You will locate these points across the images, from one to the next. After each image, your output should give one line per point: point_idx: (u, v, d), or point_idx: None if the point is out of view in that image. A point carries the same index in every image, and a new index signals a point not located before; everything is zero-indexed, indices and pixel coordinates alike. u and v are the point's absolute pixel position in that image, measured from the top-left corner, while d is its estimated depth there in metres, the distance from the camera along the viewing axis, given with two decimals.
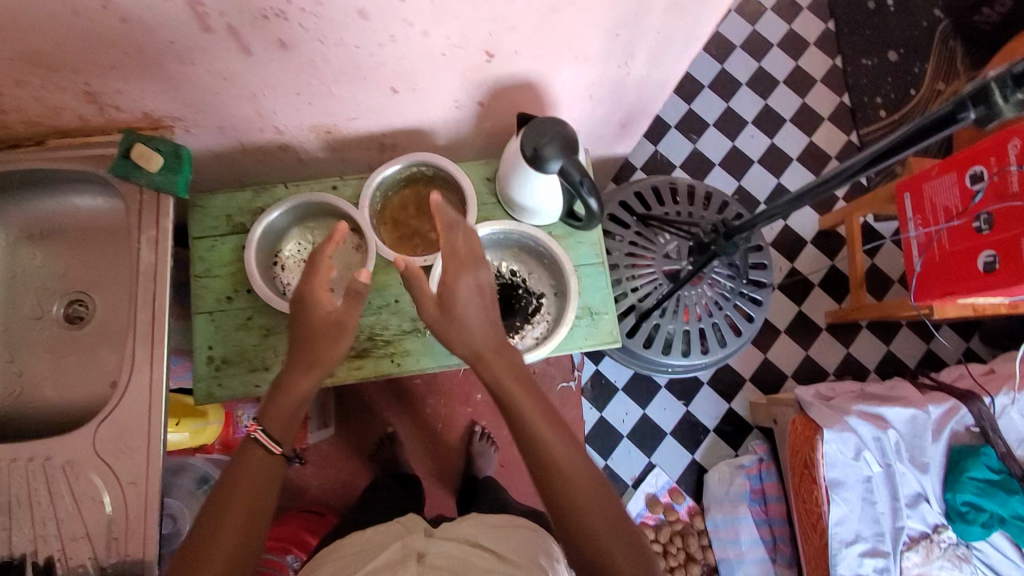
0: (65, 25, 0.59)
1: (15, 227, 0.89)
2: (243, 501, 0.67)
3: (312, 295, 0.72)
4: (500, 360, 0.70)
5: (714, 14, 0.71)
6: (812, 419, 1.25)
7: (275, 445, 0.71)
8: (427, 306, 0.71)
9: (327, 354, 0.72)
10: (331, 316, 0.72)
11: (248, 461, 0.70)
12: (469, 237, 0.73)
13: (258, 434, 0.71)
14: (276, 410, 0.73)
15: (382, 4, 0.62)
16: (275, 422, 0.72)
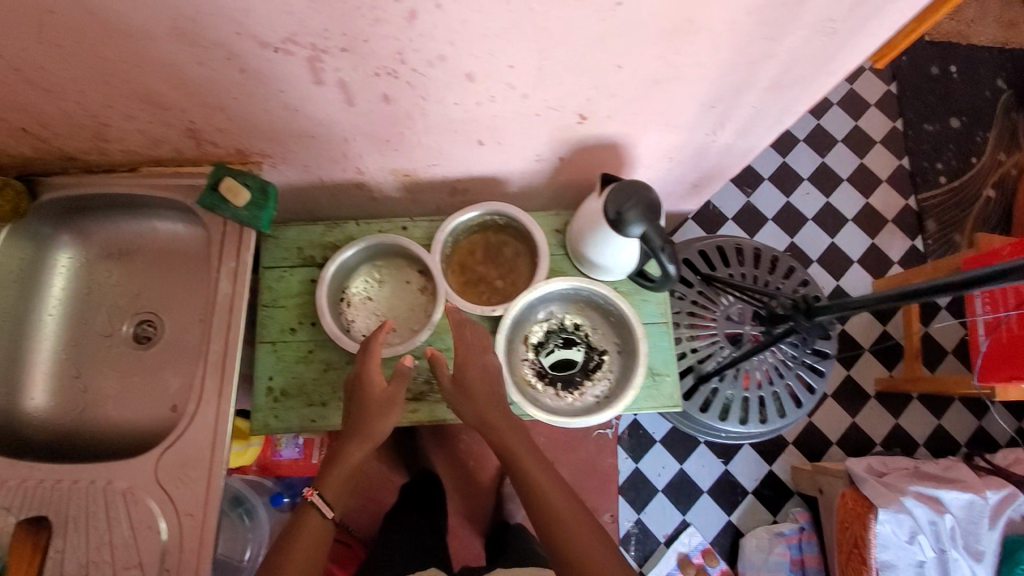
0: (187, 74, 0.61)
1: (97, 245, 0.91)
2: (300, 552, 0.73)
3: (362, 382, 0.79)
4: (514, 434, 0.77)
5: (814, 96, 0.70)
6: (865, 496, 1.21)
7: (327, 508, 0.76)
8: (443, 382, 0.79)
9: (377, 428, 0.78)
10: (383, 395, 0.79)
11: (304, 523, 0.76)
12: (475, 329, 0.83)
13: (313, 497, 0.76)
14: (334, 475, 0.78)
15: (489, 69, 0.63)
16: (331, 483, 0.78)
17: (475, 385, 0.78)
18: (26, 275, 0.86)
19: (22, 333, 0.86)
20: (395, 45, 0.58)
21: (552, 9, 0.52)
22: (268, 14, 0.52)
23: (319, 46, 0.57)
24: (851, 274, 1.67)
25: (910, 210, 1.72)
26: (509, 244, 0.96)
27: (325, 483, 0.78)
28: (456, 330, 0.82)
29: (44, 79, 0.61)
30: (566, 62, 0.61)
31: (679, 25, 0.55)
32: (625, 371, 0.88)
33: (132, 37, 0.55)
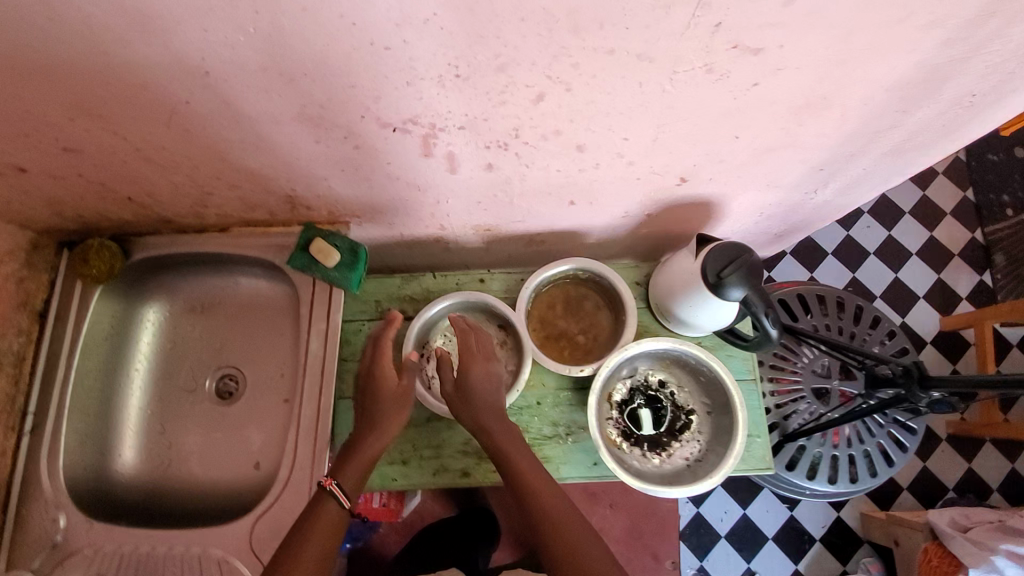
0: (302, 150, 0.61)
1: (182, 300, 0.92)
2: (319, 536, 0.66)
3: (372, 376, 0.76)
4: (517, 451, 0.74)
5: (930, 158, 0.68)
6: (954, 555, 1.11)
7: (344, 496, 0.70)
8: (445, 385, 0.78)
9: (391, 420, 0.73)
10: (395, 387, 0.75)
11: (320, 516, 0.68)
12: (478, 334, 0.81)
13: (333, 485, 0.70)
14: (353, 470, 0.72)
15: (601, 141, 0.61)
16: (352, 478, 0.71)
17: (476, 393, 0.76)
18: (116, 333, 0.88)
19: (113, 389, 0.87)
20: (513, 122, 0.57)
21: (686, 90, 0.51)
22: (398, 100, 0.52)
23: (438, 124, 0.57)
24: (918, 308, 1.57)
25: (976, 243, 1.62)
26: (590, 297, 0.94)
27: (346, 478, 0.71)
28: (462, 336, 0.81)
29: (162, 157, 0.62)
30: (684, 134, 0.59)
31: (811, 101, 0.54)
32: (717, 433, 0.85)
33: (256, 121, 0.55)
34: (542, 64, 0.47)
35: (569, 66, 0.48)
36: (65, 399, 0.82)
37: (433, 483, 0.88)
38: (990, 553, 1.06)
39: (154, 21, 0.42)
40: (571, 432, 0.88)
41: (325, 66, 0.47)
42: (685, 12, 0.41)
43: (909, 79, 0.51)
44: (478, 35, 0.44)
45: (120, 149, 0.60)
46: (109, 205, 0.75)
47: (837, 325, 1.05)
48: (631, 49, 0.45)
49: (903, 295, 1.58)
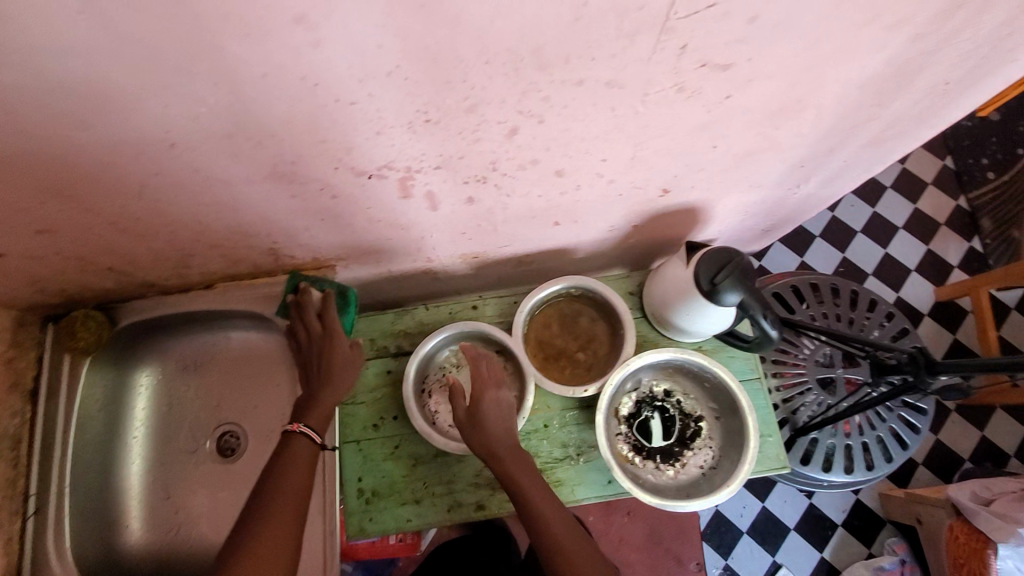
0: (280, 206, 0.61)
1: (174, 361, 0.91)
2: (292, 493, 0.65)
3: (325, 336, 0.79)
4: (530, 481, 0.72)
5: (908, 144, 0.68)
6: (981, 530, 1.09)
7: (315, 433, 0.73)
8: (457, 415, 0.76)
9: (341, 377, 0.77)
10: (348, 351, 0.78)
11: (293, 452, 0.70)
12: (489, 360, 0.79)
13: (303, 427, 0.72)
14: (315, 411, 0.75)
15: (580, 164, 0.61)
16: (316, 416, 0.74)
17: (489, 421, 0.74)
18: (109, 402, 0.86)
19: (112, 459, 0.86)
20: (489, 157, 0.56)
21: (659, 109, 0.50)
22: (371, 150, 0.51)
23: (413, 167, 0.56)
24: (912, 282, 1.58)
25: (960, 210, 1.62)
26: (585, 313, 0.93)
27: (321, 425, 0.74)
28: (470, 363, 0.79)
29: (137, 226, 0.61)
30: (662, 149, 0.59)
31: (787, 105, 0.53)
32: (729, 438, 0.84)
33: (229, 184, 0.54)
34: (512, 101, 0.47)
35: (539, 100, 0.47)
36: (64, 475, 0.81)
37: (448, 520, 0.86)
38: (1017, 525, 1.03)
39: (112, 102, 0.41)
40: (581, 452, 0.87)
41: (292, 125, 0.46)
42: (649, 38, 0.41)
43: (881, 75, 0.50)
44: (444, 80, 0.43)
45: (94, 224, 0.59)
46: (89, 277, 0.73)
47: (835, 313, 1.04)
48: (599, 78, 0.45)
49: (895, 268, 1.59)
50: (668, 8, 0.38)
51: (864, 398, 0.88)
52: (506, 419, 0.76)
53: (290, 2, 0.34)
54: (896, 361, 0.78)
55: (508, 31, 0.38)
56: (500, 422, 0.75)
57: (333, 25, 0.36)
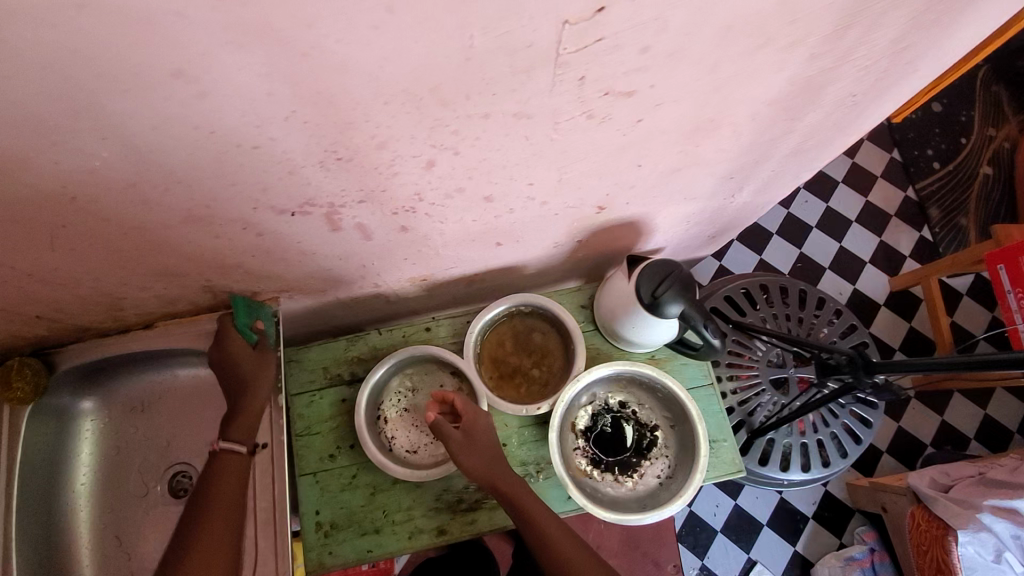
0: (205, 246, 0.59)
1: (119, 403, 0.88)
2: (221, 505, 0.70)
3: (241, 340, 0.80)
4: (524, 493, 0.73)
5: (830, 152, 0.70)
6: (939, 516, 1.07)
7: (236, 443, 0.75)
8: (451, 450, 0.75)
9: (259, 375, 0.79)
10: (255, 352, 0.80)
11: (221, 468, 0.74)
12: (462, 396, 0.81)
13: (221, 443, 0.74)
14: (241, 425, 0.76)
15: (507, 190, 0.61)
16: (241, 430, 0.76)
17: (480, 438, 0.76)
18: (52, 450, 0.83)
19: (57, 510, 0.83)
20: (414, 189, 0.56)
21: (574, 135, 0.51)
22: (287, 189, 0.51)
23: (337, 202, 0.56)
24: (867, 274, 1.55)
25: (909, 201, 1.59)
26: (538, 329, 0.93)
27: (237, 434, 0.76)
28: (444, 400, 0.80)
29: (57, 275, 0.59)
30: (587, 170, 0.59)
31: (700, 124, 0.54)
32: (683, 446, 0.85)
33: (146, 229, 0.53)
34: (422, 136, 0.46)
35: (450, 134, 0.47)
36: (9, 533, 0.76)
37: (408, 547, 0.85)
38: (975, 511, 1.01)
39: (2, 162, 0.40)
40: (540, 469, 0.87)
41: (197, 171, 0.45)
42: (545, 72, 0.41)
43: (786, 92, 0.51)
44: (347, 121, 0.43)
45: (10, 277, 0.57)
46: (17, 327, 0.71)
47: (784, 314, 1.07)
48: (505, 111, 0.45)
49: (850, 262, 1.55)
50: (557, 45, 0.38)
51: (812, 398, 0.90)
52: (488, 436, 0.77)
53: (165, 59, 0.33)
54: (834, 361, 0.80)
55: (400, 74, 0.38)
56: (485, 437, 0.76)
57: (216, 78, 0.35)
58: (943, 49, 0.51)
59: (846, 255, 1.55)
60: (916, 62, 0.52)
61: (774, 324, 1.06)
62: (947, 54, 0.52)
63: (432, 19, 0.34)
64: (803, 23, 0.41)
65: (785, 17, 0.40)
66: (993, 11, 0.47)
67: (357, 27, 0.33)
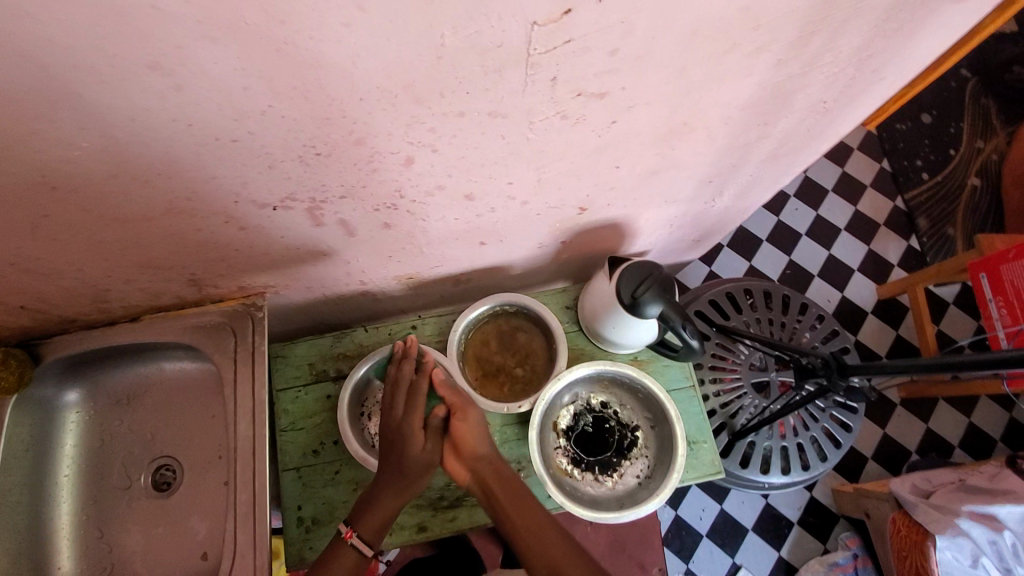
0: (187, 239, 0.60)
1: (105, 395, 0.88)
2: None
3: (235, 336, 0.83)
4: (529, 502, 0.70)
5: (808, 156, 0.72)
6: (919, 522, 1.08)
7: (366, 545, 0.71)
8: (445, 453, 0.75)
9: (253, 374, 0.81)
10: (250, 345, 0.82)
11: (341, 566, 0.70)
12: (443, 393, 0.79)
13: (353, 538, 0.71)
14: (374, 520, 0.72)
15: (488, 189, 0.62)
16: (373, 528, 0.72)
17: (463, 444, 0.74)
18: (37, 441, 0.83)
19: (39, 501, 0.83)
20: (395, 185, 0.57)
21: (550, 135, 0.52)
22: (267, 183, 0.52)
23: (318, 198, 0.57)
24: (855, 282, 1.55)
25: (898, 210, 1.59)
26: (523, 329, 0.94)
27: (371, 533, 0.72)
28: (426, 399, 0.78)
29: (40, 265, 0.60)
30: (566, 171, 0.60)
31: (675, 127, 0.55)
32: (662, 447, 0.86)
33: (129, 221, 0.54)
34: (399, 133, 0.48)
35: (426, 131, 0.48)
36: None
37: (388, 543, 0.86)
38: (954, 516, 1.03)
39: None
40: (521, 467, 0.87)
41: (177, 163, 0.46)
42: (517, 72, 0.42)
43: (758, 97, 0.53)
44: (324, 117, 0.44)
45: None
46: (2, 317, 0.72)
47: (768, 318, 1.08)
48: (480, 109, 0.46)
49: (838, 269, 1.55)
50: (527, 46, 0.39)
51: (791, 400, 0.91)
52: (475, 438, 0.75)
53: (140, 51, 0.34)
54: (811, 363, 0.81)
55: (373, 71, 0.39)
56: (471, 441, 0.74)
57: (193, 71, 0.36)
58: (909, 56, 0.53)
59: (834, 263, 1.56)
60: (883, 69, 0.54)
61: (757, 328, 1.07)
62: (915, 60, 0.54)
63: (401, 19, 0.35)
64: (768, 29, 0.43)
65: (749, 23, 0.41)
66: (955, 19, 0.49)
67: (328, 24, 0.34)
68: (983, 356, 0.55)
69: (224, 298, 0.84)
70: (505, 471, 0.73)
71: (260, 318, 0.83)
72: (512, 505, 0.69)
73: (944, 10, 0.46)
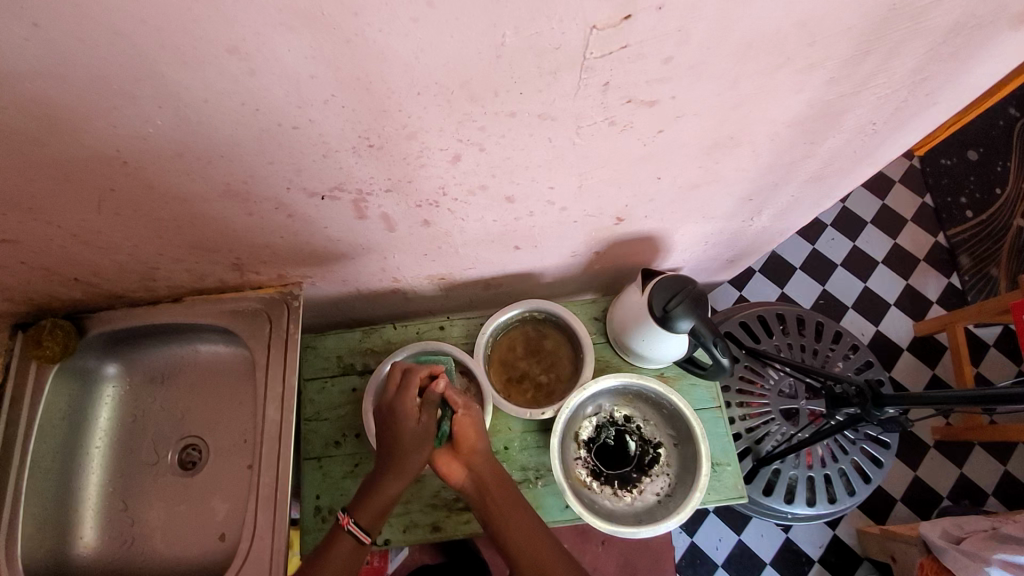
0: (237, 222, 0.62)
1: (142, 371, 0.91)
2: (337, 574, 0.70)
3: (271, 322, 0.85)
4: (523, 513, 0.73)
5: (852, 181, 0.71)
6: (950, 569, 1.04)
7: (365, 534, 0.71)
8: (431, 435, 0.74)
9: (285, 362, 0.83)
10: (283, 335, 0.84)
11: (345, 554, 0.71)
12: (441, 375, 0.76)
13: (351, 526, 0.71)
14: (370, 510, 0.72)
15: (529, 193, 0.63)
16: (372, 517, 0.72)
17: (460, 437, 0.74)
18: (73, 410, 0.86)
19: (70, 469, 0.85)
20: (438, 183, 0.58)
21: (595, 141, 0.53)
22: (319, 172, 0.54)
23: (364, 189, 0.58)
24: (890, 317, 1.50)
25: (939, 247, 1.55)
26: (550, 337, 0.95)
27: (366, 522, 0.72)
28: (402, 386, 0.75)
29: (99, 239, 0.63)
30: (607, 179, 0.61)
31: (720, 141, 0.56)
32: (684, 465, 0.84)
33: (186, 201, 0.57)
34: (450, 130, 0.49)
35: (476, 129, 0.49)
36: (21, 486, 0.79)
37: (402, 540, 0.86)
38: (984, 564, 0.99)
39: (66, 120, 0.44)
40: (539, 476, 0.87)
41: (238, 147, 0.48)
42: (571, 76, 0.43)
43: (807, 115, 0.53)
44: (381, 109, 0.45)
45: (55, 236, 0.62)
46: (56, 288, 0.75)
47: (799, 344, 1.06)
48: (531, 111, 0.47)
49: (874, 302, 1.51)
50: (584, 49, 0.40)
51: (821, 428, 0.90)
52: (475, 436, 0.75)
53: (221, 35, 0.36)
54: (845, 391, 0.79)
55: (434, 66, 0.41)
56: (470, 439, 0.74)
57: (266, 56, 0.38)
58: (965, 82, 0.52)
59: (870, 295, 1.51)
60: (937, 94, 0.53)
61: (788, 354, 1.05)
62: (971, 86, 0.53)
63: (467, 15, 0.36)
64: (824, 45, 0.43)
65: (804, 39, 0.42)
66: (1015, 47, 0.48)
67: (398, 18, 0.36)
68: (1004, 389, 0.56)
69: (263, 285, 0.86)
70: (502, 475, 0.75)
71: (296, 307, 0.85)
72: (507, 508, 0.73)
73: (1004, 37, 0.46)
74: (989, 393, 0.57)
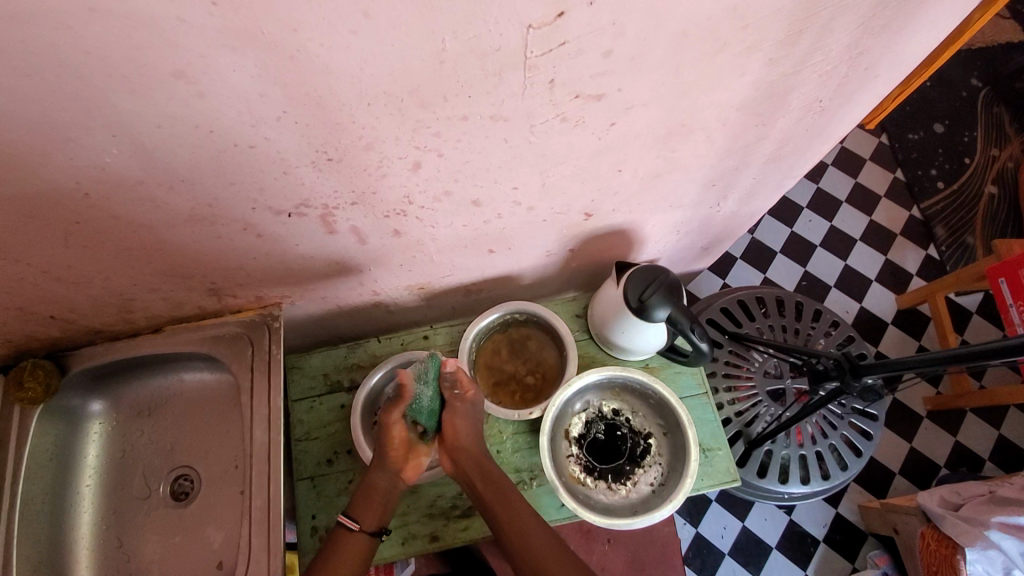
0: (209, 246, 0.63)
1: (128, 405, 0.90)
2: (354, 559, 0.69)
3: (253, 344, 0.85)
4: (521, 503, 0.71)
5: (811, 158, 0.73)
6: (948, 536, 1.05)
7: (353, 522, 0.71)
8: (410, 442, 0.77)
9: (270, 384, 0.83)
10: (266, 357, 0.84)
11: (344, 551, 0.69)
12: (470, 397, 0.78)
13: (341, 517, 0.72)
14: (362, 500, 0.73)
15: (494, 195, 0.64)
16: (363, 507, 0.72)
17: (451, 435, 0.75)
18: (61, 451, 0.85)
19: (60, 511, 0.84)
20: (402, 192, 0.59)
21: (550, 138, 0.54)
22: (283, 189, 0.54)
23: (330, 204, 0.59)
24: (872, 292, 1.52)
25: (914, 220, 1.57)
26: (533, 337, 0.95)
27: (357, 509, 0.72)
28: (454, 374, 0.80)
29: (72, 274, 0.64)
30: (570, 175, 0.62)
31: (673, 129, 0.57)
32: (675, 453, 0.85)
33: (152, 229, 0.57)
34: (406, 138, 0.50)
35: (432, 136, 0.50)
36: (12, 530, 0.78)
37: (401, 553, 0.85)
38: (983, 528, 1.00)
39: (23, 157, 0.44)
40: (534, 476, 0.87)
41: (199, 170, 0.49)
42: (516, 76, 0.44)
43: (754, 97, 0.54)
44: (334, 123, 0.46)
45: (27, 275, 0.62)
46: (33, 327, 0.75)
47: (781, 325, 1.08)
48: (483, 113, 0.48)
49: (855, 279, 1.53)
50: (524, 48, 0.42)
51: (806, 404, 0.90)
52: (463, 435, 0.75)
53: (166, 60, 0.37)
54: (824, 366, 0.80)
55: (379, 76, 0.42)
56: (456, 433, 0.75)
57: (214, 79, 0.39)
58: (901, 54, 0.54)
59: (850, 272, 1.53)
60: (876, 67, 0.55)
61: (770, 335, 1.07)
62: (908, 58, 0.55)
63: (404, 25, 0.38)
64: (757, 28, 0.45)
65: (737, 22, 0.43)
66: (944, 16, 0.50)
67: (337, 31, 0.37)
68: (992, 345, 0.55)
69: (242, 309, 0.86)
70: (491, 469, 0.74)
71: (277, 328, 0.85)
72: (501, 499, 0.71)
73: (931, 8, 0.47)
74: (976, 349, 0.56)
